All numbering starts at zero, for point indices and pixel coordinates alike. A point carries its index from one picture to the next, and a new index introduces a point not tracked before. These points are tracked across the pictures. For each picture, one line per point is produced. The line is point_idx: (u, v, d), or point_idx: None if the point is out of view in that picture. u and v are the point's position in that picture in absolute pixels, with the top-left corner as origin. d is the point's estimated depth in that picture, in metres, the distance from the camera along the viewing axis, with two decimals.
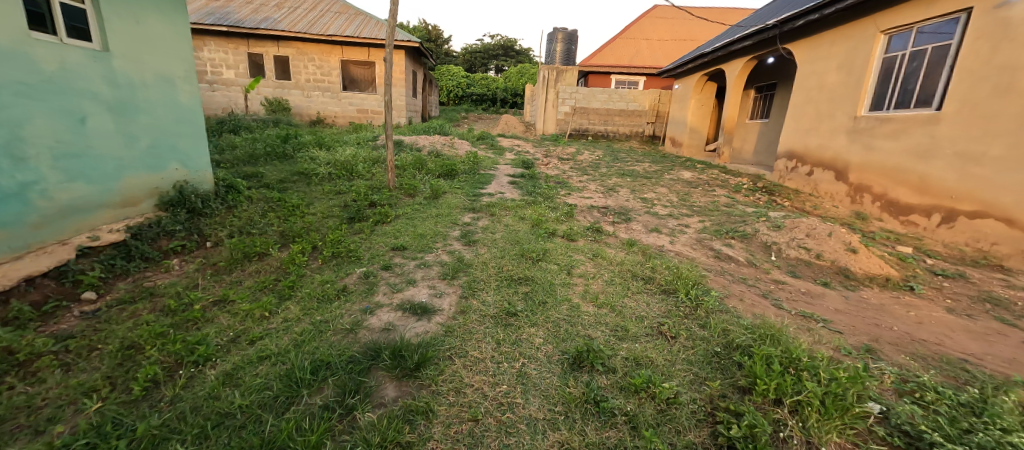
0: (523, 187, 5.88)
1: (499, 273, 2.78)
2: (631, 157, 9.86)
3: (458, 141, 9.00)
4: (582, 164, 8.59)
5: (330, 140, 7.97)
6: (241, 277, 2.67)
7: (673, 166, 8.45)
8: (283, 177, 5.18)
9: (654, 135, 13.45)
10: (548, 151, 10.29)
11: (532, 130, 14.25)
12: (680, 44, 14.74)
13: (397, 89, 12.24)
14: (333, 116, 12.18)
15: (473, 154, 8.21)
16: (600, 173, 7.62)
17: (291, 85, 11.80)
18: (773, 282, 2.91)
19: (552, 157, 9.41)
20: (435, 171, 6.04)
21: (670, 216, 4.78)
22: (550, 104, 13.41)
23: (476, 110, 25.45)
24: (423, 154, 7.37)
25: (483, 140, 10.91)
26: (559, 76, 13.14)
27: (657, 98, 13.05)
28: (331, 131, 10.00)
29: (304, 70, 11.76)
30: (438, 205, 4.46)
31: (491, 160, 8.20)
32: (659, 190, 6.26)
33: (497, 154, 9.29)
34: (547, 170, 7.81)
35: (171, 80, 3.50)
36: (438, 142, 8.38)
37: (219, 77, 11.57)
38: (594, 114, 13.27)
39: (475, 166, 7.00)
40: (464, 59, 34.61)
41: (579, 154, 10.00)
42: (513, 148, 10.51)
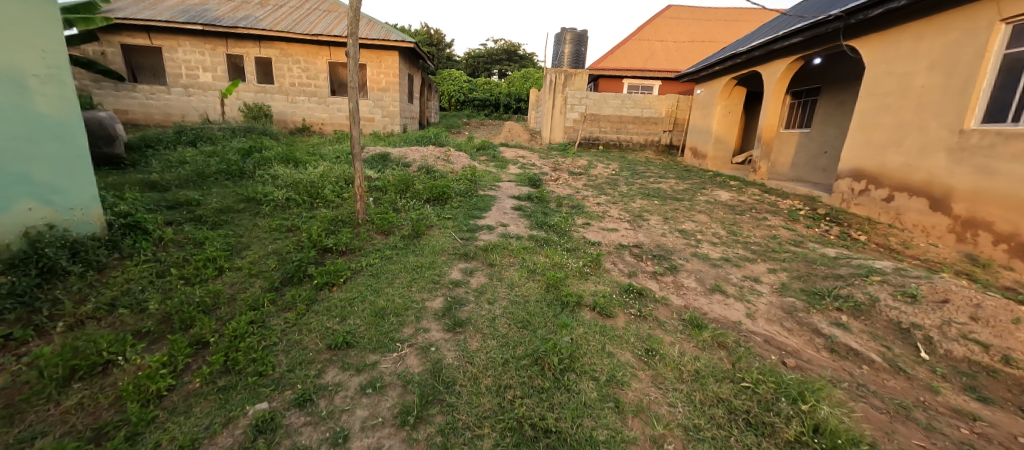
0: (530, 215, 4.75)
1: (499, 409, 1.62)
2: (650, 170, 8.73)
3: (454, 153, 7.88)
4: (596, 180, 7.47)
5: (305, 152, 6.86)
6: (46, 422, 1.52)
7: (702, 182, 7.30)
8: (225, 206, 4.05)
9: (672, 145, 12.30)
10: (556, 164, 9.19)
11: (538, 138, 13.15)
12: (698, 46, 13.61)
13: (390, 94, 11.15)
14: (320, 123, 11.12)
15: (471, 170, 7.08)
16: (619, 193, 6.49)
17: (274, 89, 10.76)
18: (956, 417, 1.74)
19: (561, 171, 8.30)
20: (422, 195, 4.90)
21: (726, 260, 3.62)
22: (558, 111, 12.31)
23: (478, 116, 24.41)
24: (411, 170, 6.24)
25: (484, 150, 9.81)
26: (567, 80, 12.05)
27: (675, 104, 11.92)
28: (314, 140, 8.93)
29: (289, 73, 10.72)
30: (418, 249, 3.31)
31: (491, 176, 7.06)
32: (696, 217, 5.12)
33: (498, 167, 8.18)
34: (557, 188, 6.68)
35: (21, 82, 2.42)
36: (431, 155, 7.26)
37: (195, 81, 10.56)
38: (605, 122, 12.16)
39: (472, 186, 5.86)
40: (466, 64, 33.69)
41: (592, 167, 8.90)
42: (517, 159, 9.41)
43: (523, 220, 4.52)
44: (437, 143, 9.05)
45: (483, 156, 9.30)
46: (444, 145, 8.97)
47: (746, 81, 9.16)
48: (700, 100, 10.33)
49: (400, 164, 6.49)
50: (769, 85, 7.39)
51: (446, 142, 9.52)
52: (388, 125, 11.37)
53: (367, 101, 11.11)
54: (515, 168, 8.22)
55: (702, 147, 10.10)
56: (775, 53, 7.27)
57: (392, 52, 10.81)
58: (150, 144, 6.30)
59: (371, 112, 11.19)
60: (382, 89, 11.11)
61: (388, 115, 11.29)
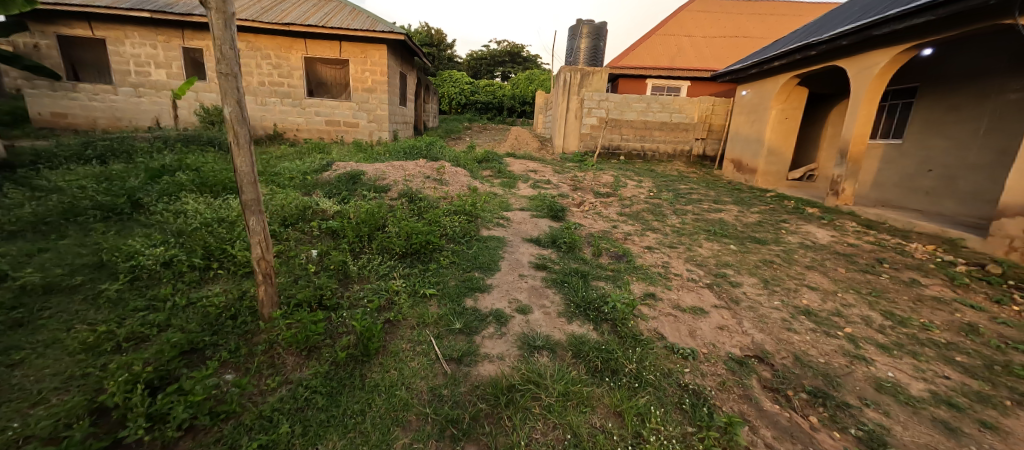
0: (562, 281, 3.02)
1: None
2: (694, 188, 7.02)
3: (450, 170, 6.16)
4: (634, 206, 5.75)
5: (250, 170, 5.17)
6: None
7: (772, 210, 5.58)
8: (44, 282, 2.35)
9: (705, 155, 10.57)
10: (576, 181, 7.50)
11: (549, 147, 11.45)
12: (731, 42, 11.90)
13: (377, 95, 9.45)
14: (294, 129, 9.45)
15: (472, 195, 5.34)
16: (671, 228, 4.78)
17: (240, 89, 9.12)
18: None
19: (585, 193, 6.60)
20: (392, 248, 3.15)
21: (956, 410, 1.89)
22: (572, 115, 10.61)
23: (479, 120, 22.81)
24: (387, 200, 4.50)
25: (488, 163, 8.12)
26: (584, 79, 10.36)
27: (710, 109, 10.21)
28: (279, 151, 7.26)
29: (257, 69, 9.09)
30: (356, 413, 1.58)
31: (497, 203, 5.33)
32: (808, 277, 3.40)
33: (506, 187, 6.48)
34: (586, 222, 4.98)
35: None
36: (418, 173, 5.53)
37: (146, 79, 8.94)
38: (627, 128, 10.48)
39: (472, 223, 4.13)
40: (467, 65, 32.14)
41: (620, 184, 7.20)
42: (528, 175, 7.73)
43: (553, 295, 2.79)
44: (430, 153, 7.33)
45: (485, 170, 7.63)
46: (439, 156, 7.26)
47: (811, 80, 7.45)
48: (746, 103, 8.63)
49: (374, 188, 4.76)
50: (857, 84, 5.70)
51: (442, 153, 7.83)
52: (374, 132, 9.66)
53: (349, 104, 9.43)
54: (527, 189, 6.53)
55: (748, 159, 8.42)
56: (869, 42, 5.55)
57: (379, 45, 9.11)
58: (34, 160, 4.63)
59: (355, 116, 9.50)
60: (367, 89, 9.41)
61: (374, 120, 9.59)
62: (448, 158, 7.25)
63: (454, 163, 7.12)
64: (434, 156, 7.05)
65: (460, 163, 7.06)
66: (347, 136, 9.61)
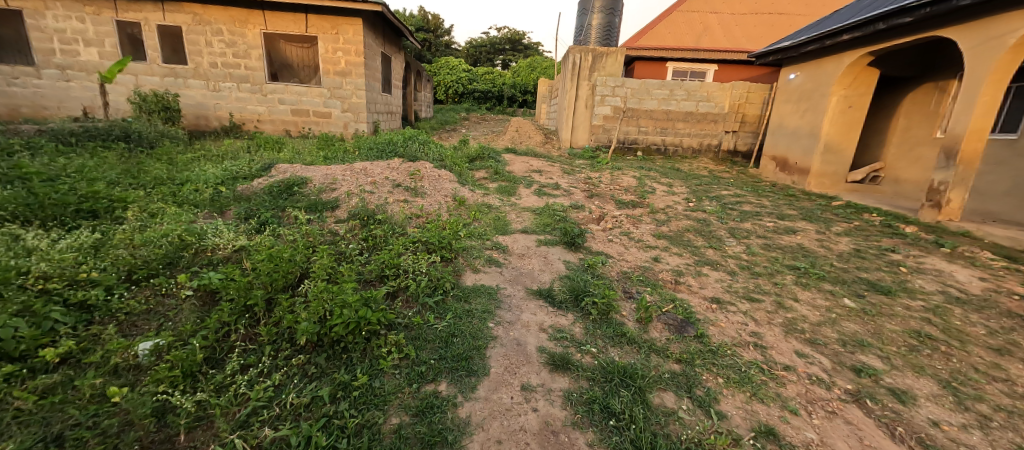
0: (605, 407, 1.61)
1: None
2: (739, 195, 5.59)
3: (430, 175, 4.72)
4: (672, 224, 4.33)
5: (151, 178, 3.76)
6: None
7: (861, 230, 4.15)
8: None
9: (736, 151, 9.10)
10: (590, 184, 6.08)
11: (554, 140, 9.98)
12: (763, 19, 10.34)
13: (352, 80, 7.95)
14: (254, 120, 7.99)
15: (455, 214, 3.91)
16: (737, 261, 3.37)
17: (188, 72, 7.66)
18: None
19: (604, 203, 5.18)
20: (294, 339, 1.76)
21: None
22: (582, 103, 9.13)
23: (478, 110, 21.29)
24: (330, 226, 3.09)
25: (483, 163, 6.70)
26: (597, 61, 8.87)
27: (743, 96, 8.74)
28: (225, 146, 5.87)
29: (208, 48, 7.60)
30: None
31: (491, 222, 3.93)
32: (1014, 375, 2.00)
33: (503, 195, 5.06)
34: (615, 252, 3.57)
35: None
36: (384, 181, 4.10)
37: (74, 59, 7.46)
38: (646, 119, 9.01)
39: (449, 267, 2.73)
40: (466, 53, 30.47)
41: (646, 189, 5.76)
42: (531, 176, 6.31)
43: None
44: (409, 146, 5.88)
45: (479, 172, 6.20)
46: (420, 153, 5.81)
47: (885, 59, 5.99)
48: (795, 89, 7.16)
49: (314, 204, 3.33)
50: (976, 59, 4.26)
51: (427, 148, 6.39)
52: (350, 123, 8.19)
53: (319, 90, 7.95)
54: (530, 197, 5.11)
55: (796, 156, 7.01)
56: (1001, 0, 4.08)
57: (353, 19, 7.59)
58: None
59: (326, 105, 8.04)
60: (340, 73, 7.90)
61: (349, 109, 8.12)
62: (431, 156, 5.80)
63: (439, 162, 5.67)
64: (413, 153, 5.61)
65: (446, 162, 5.63)
66: (317, 128, 8.15)
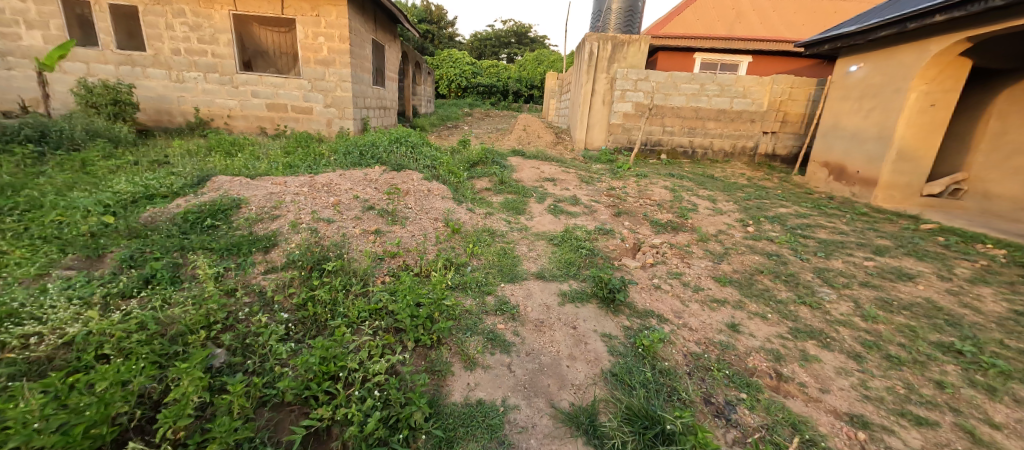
0: None
1: None
2: (803, 214, 4.50)
3: (417, 192, 3.69)
4: (734, 260, 3.27)
5: (31, 196, 2.75)
6: None
7: (996, 274, 3.06)
8: None
9: (775, 155, 7.99)
10: (615, 197, 5.02)
11: (567, 140, 8.88)
12: (803, 4, 9.14)
13: (335, 70, 6.88)
14: (224, 115, 6.96)
15: (445, 251, 2.86)
16: (854, 332, 2.30)
17: (146, 60, 6.65)
18: None
19: (637, 225, 4.12)
20: None
21: None
22: (599, 99, 8.05)
23: (482, 106, 20.18)
24: (253, 282, 2.07)
25: (485, 170, 5.65)
26: (617, 51, 7.79)
27: (785, 92, 7.62)
28: (175, 145, 4.85)
29: (169, 32, 6.57)
30: None
31: (493, 262, 2.88)
32: None
33: (510, 215, 4.01)
34: (670, 311, 2.51)
35: None
36: (351, 201, 3.05)
37: (15, 44, 6.46)
38: (672, 118, 7.90)
39: (425, 369, 1.68)
40: (471, 46, 29.36)
41: (685, 205, 4.69)
42: (542, 186, 5.25)
43: None
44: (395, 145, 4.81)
45: (479, 182, 5.15)
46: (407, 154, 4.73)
47: (982, 46, 4.85)
48: (856, 83, 6.03)
49: (237, 242, 2.29)
50: None
51: (418, 146, 5.30)
52: (334, 121, 7.12)
53: (298, 81, 6.90)
54: (543, 218, 4.05)
55: (857, 164, 5.91)
56: None
57: None
58: None
59: (306, 99, 6.98)
60: (323, 62, 6.83)
61: (333, 103, 7.05)
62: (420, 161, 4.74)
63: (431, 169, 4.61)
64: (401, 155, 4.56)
65: (440, 168, 4.57)
66: (297, 126, 7.11)
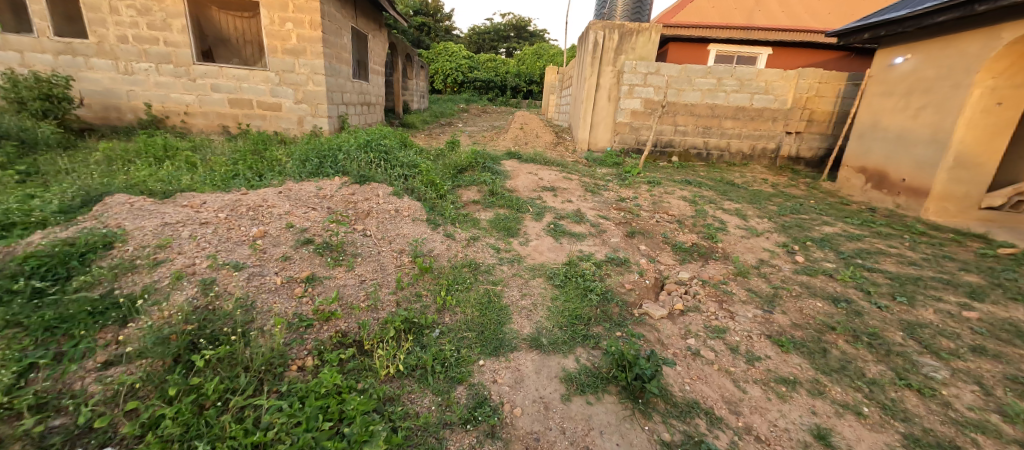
0: None
1: None
2: (853, 235, 3.74)
3: (381, 215, 2.92)
4: (789, 308, 2.51)
5: None
6: None
7: None
8: None
9: (798, 158, 7.22)
10: (626, 212, 4.25)
11: (569, 140, 8.09)
12: None
13: (306, 61, 6.06)
14: (180, 112, 6.15)
15: (407, 306, 2.10)
16: (1002, 446, 1.55)
17: (89, 48, 5.82)
18: None
19: (656, 251, 3.36)
20: None
21: None
22: (603, 95, 7.25)
23: (479, 101, 19.34)
24: (72, 391, 1.29)
25: (474, 178, 4.87)
26: (625, 41, 6.99)
27: (811, 88, 6.83)
28: (102, 148, 4.06)
29: (113, 16, 5.74)
30: None
31: (472, 320, 2.11)
32: None
33: (499, 241, 3.23)
34: (721, 402, 1.75)
35: None
36: (283, 232, 2.27)
37: None
38: (685, 116, 7.12)
39: None
40: (468, 39, 28.45)
41: (711, 223, 3.92)
42: (540, 197, 4.48)
43: None
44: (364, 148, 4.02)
45: (466, 194, 4.38)
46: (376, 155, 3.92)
47: None
48: (902, 78, 5.25)
49: (71, 311, 1.49)
50: None
51: (392, 146, 4.51)
52: (306, 118, 6.30)
53: (265, 74, 6.09)
54: (540, 244, 3.28)
55: (903, 171, 5.14)
56: None
57: None
58: None
59: (274, 93, 6.17)
60: (292, 51, 6.01)
61: (304, 99, 6.23)
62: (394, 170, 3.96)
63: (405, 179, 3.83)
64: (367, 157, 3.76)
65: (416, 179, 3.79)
66: (264, 124, 6.31)
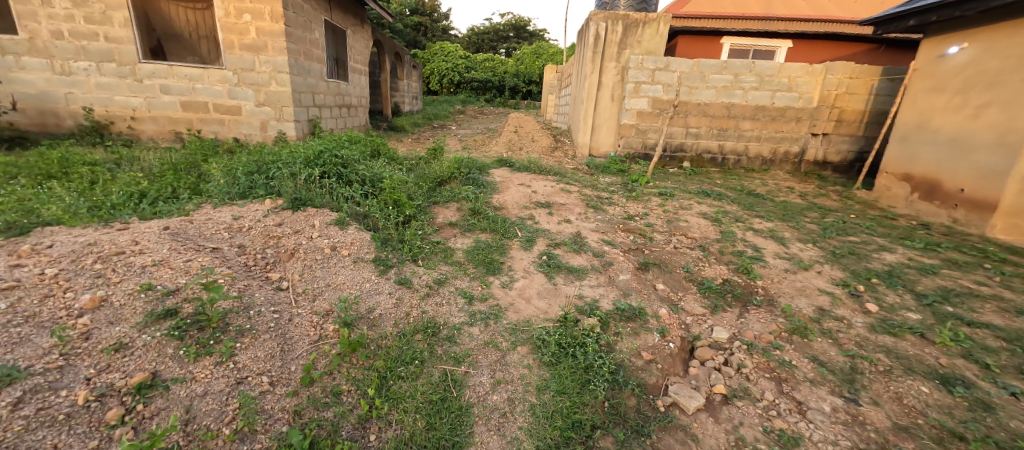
0: None
1: None
2: (924, 266, 2.97)
3: (309, 257, 2.16)
4: (881, 395, 1.74)
5: None
6: None
7: None
8: None
9: (825, 163, 6.44)
10: (636, 235, 3.49)
11: (568, 144, 7.33)
12: None
13: (268, 58, 5.33)
14: (127, 117, 5.44)
15: (307, 423, 1.34)
16: None
17: (19, 45, 5.11)
18: None
19: (678, 294, 2.59)
20: None
21: None
22: (606, 94, 6.50)
23: (475, 103, 18.57)
24: None
25: (454, 192, 4.11)
26: (630, 34, 6.23)
27: (840, 84, 6.07)
28: None
29: (44, 9, 5.01)
30: None
31: (410, 442, 1.36)
32: None
33: (475, 284, 2.48)
34: None
35: None
36: (131, 300, 1.51)
37: None
38: (698, 117, 6.36)
39: None
40: (466, 40, 27.75)
41: (742, 251, 3.16)
42: (531, 217, 3.72)
43: None
44: (313, 159, 3.28)
45: (441, 215, 3.62)
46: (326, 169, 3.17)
47: None
48: (957, 70, 4.48)
49: None
50: None
51: (354, 155, 3.76)
52: (269, 123, 5.56)
53: (221, 72, 5.36)
54: (528, 286, 2.52)
55: (960, 179, 4.36)
56: None
57: None
58: None
59: (232, 95, 5.45)
60: (251, 47, 5.28)
61: (266, 101, 5.49)
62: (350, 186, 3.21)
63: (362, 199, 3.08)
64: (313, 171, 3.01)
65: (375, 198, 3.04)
66: (222, 130, 5.58)
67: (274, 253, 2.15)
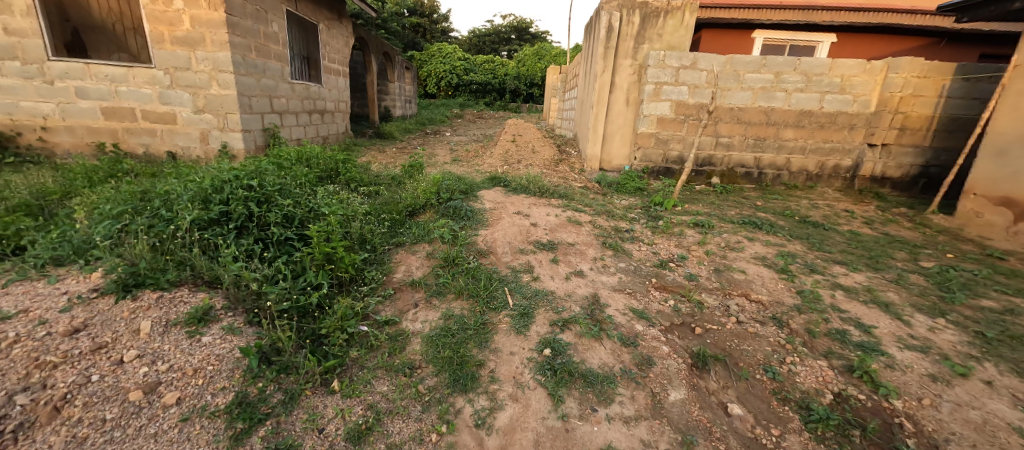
0: None
1: None
2: None
3: (88, 418, 1.20)
4: None
5: None
6: None
7: None
8: None
9: (883, 178, 5.38)
10: (677, 299, 2.44)
11: (575, 156, 6.30)
12: None
13: (206, 54, 4.34)
14: (37, 127, 4.46)
15: None
16: None
17: None
18: None
19: (771, 432, 1.55)
20: None
21: None
22: (620, 98, 5.50)
23: (474, 106, 17.57)
24: None
25: (425, 229, 3.09)
26: (648, 25, 5.22)
27: (904, 84, 5.03)
28: None
29: None
30: None
31: None
32: None
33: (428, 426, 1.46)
34: None
35: None
36: None
37: None
38: (730, 124, 5.32)
39: None
40: (467, 42, 26.82)
41: (843, 332, 2.11)
42: (529, 267, 2.68)
43: None
44: (210, 193, 2.26)
45: (403, 267, 2.60)
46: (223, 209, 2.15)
47: None
48: None
49: None
50: None
51: (286, 181, 2.74)
52: (210, 133, 4.57)
53: (149, 72, 4.37)
54: (518, 425, 1.49)
55: None
56: None
57: None
58: None
59: (165, 99, 4.46)
60: (184, 40, 4.30)
61: (206, 107, 4.49)
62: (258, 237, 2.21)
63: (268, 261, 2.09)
64: (196, 215, 2.00)
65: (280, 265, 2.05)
66: (154, 142, 4.58)
67: (22, 409, 1.16)
